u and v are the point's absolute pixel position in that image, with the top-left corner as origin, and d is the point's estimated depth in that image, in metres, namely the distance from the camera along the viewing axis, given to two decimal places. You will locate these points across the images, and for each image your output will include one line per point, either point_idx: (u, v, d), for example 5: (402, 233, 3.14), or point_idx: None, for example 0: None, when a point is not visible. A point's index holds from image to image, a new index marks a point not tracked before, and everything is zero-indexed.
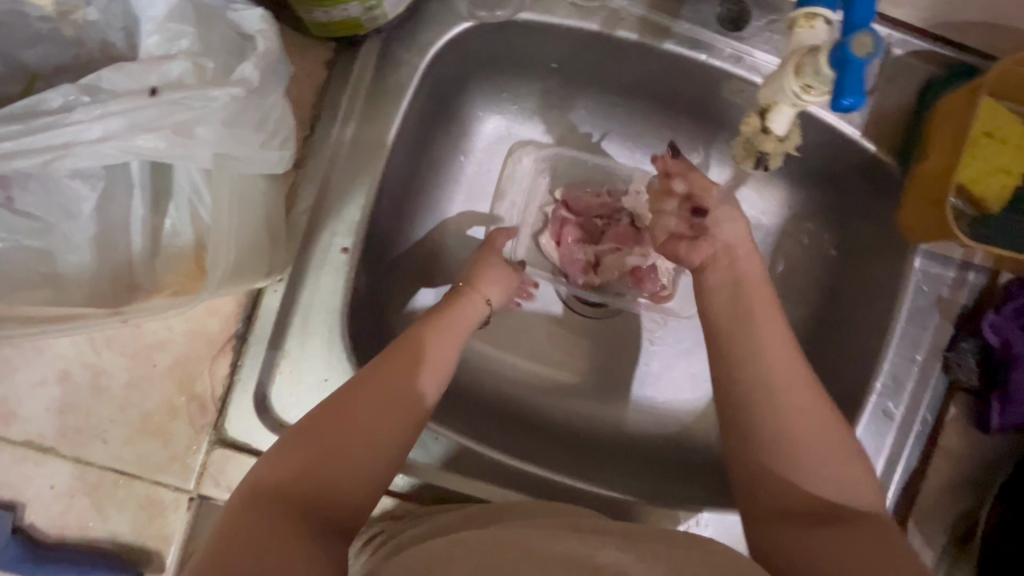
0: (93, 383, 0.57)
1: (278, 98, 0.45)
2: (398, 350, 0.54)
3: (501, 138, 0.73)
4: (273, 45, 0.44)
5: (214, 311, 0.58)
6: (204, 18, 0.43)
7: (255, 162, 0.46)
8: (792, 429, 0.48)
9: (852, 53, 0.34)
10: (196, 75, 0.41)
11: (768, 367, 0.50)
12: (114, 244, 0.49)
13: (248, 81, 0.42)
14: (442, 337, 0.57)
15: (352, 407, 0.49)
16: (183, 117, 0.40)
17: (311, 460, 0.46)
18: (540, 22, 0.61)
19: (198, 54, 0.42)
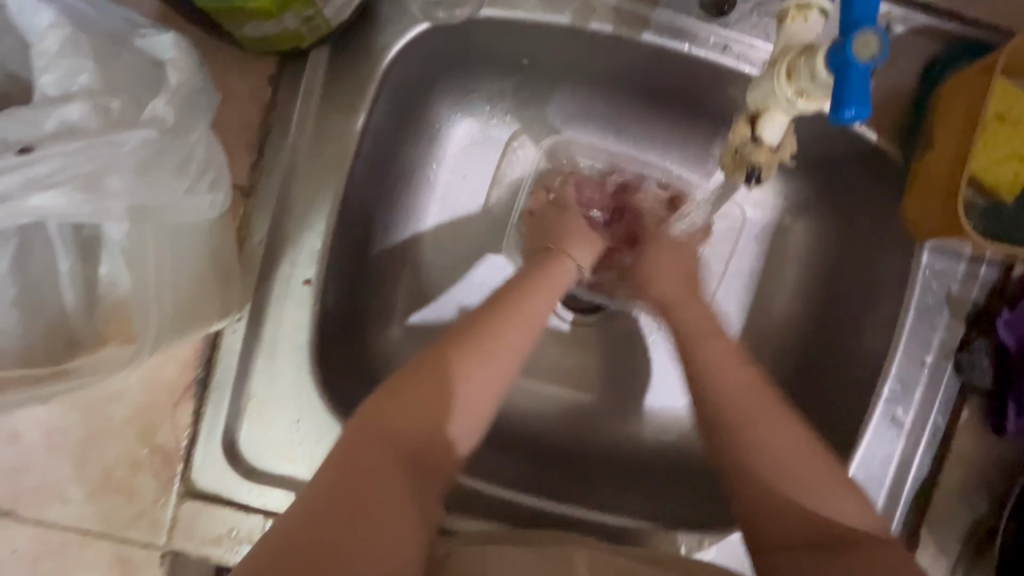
0: (47, 440, 0.53)
1: (201, 132, 0.44)
2: (473, 335, 0.50)
3: (477, 140, 0.68)
4: (187, 77, 0.42)
5: (171, 356, 0.54)
6: (103, 51, 0.40)
7: (184, 209, 0.43)
8: (766, 452, 0.48)
9: (854, 57, 0.29)
10: (99, 117, 0.38)
11: (720, 381, 0.51)
12: (45, 299, 0.44)
13: (162, 120, 0.40)
14: (523, 317, 0.52)
15: (417, 402, 0.46)
16: (89, 168, 0.37)
17: (412, 404, 0.45)
18: (504, 18, 0.56)
19: (100, 93, 0.38)
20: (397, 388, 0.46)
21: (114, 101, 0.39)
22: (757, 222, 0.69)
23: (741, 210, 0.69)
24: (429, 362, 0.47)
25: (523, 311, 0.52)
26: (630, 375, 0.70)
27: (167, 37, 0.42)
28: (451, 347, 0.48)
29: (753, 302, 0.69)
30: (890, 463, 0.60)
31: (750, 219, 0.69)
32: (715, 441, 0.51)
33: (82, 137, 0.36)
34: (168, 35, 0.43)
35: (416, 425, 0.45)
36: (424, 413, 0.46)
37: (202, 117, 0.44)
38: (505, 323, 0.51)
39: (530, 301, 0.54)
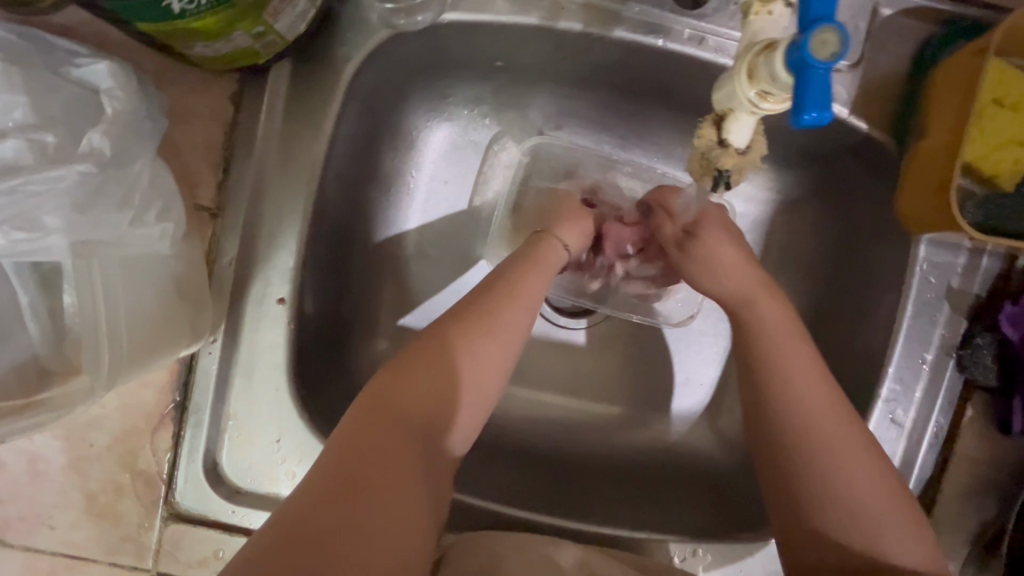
0: (30, 469, 0.53)
1: (147, 162, 0.44)
2: (477, 311, 0.47)
3: (456, 147, 0.65)
4: (124, 107, 0.43)
5: (148, 382, 0.54)
6: (38, 86, 0.41)
7: (133, 242, 0.43)
8: (845, 489, 0.44)
9: (812, 57, 0.27)
10: (34, 153, 0.40)
11: (807, 410, 0.46)
12: (9, 334, 0.44)
13: (98, 153, 0.41)
14: (528, 295, 0.49)
15: (422, 382, 0.43)
16: (28, 206, 0.39)
17: (407, 393, 0.43)
18: (470, 21, 0.54)
19: (34, 128, 0.40)
20: (398, 369, 0.44)
21: (50, 137, 0.40)
22: (748, 218, 0.67)
23: (732, 205, 0.66)
24: (431, 339, 0.45)
25: (527, 286, 0.50)
26: (629, 376, 0.68)
27: (102, 65, 0.43)
28: (452, 324, 0.46)
29: None
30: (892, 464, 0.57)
31: (740, 215, 0.67)
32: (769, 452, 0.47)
33: (20, 174, 0.38)
34: (103, 62, 0.43)
35: (422, 405, 0.43)
36: (433, 394, 0.43)
37: (149, 147, 0.44)
38: (513, 298, 0.48)
39: (533, 276, 0.51)
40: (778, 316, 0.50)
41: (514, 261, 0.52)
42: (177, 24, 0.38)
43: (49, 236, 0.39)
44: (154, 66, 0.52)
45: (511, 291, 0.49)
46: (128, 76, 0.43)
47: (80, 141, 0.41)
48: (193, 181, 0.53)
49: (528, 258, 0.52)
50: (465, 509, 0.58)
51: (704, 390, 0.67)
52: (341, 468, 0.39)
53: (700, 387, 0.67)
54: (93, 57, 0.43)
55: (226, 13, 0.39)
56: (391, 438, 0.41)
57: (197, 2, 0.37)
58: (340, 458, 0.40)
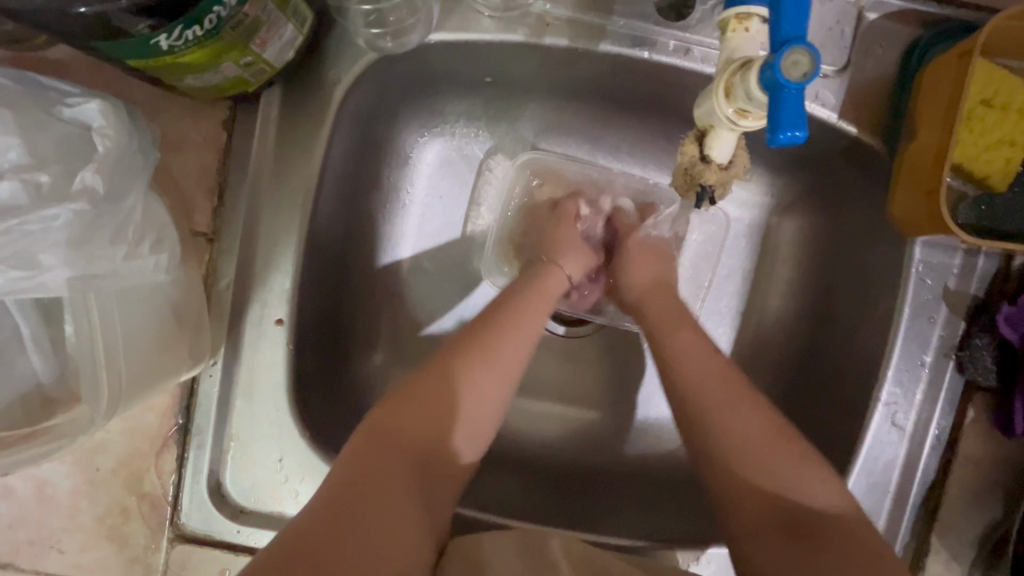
0: (38, 494, 0.54)
1: (138, 196, 0.45)
2: (482, 346, 0.49)
3: (449, 161, 0.65)
4: (116, 143, 0.44)
5: (150, 405, 0.55)
6: (32, 125, 0.42)
7: (128, 275, 0.44)
8: (742, 445, 0.47)
9: (784, 78, 0.28)
10: (28, 193, 0.40)
11: (692, 388, 0.50)
12: (11, 365, 0.45)
13: (92, 190, 0.42)
14: (528, 324, 0.52)
15: (419, 420, 0.45)
16: (23, 245, 0.39)
17: (421, 417, 0.45)
18: (456, 40, 0.54)
19: (28, 168, 0.41)
20: (396, 409, 0.45)
21: (44, 175, 0.41)
22: (744, 223, 0.67)
23: (726, 210, 0.66)
24: (450, 368, 0.48)
25: (535, 312, 0.52)
26: (630, 382, 0.68)
27: (92, 103, 0.44)
28: (449, 361, 0.48)
29: (746, 304, 0.66)
30: (894, 468, 0.57)
31: (734, 219, 0.67)
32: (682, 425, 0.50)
33: (15, 214, 0.39)
34: (94, 101, 0.44)
35: (423, 440, 0.45)
36: (439, 422, 0.45)
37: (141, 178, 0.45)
38: (509, 334, 0.50)
39: (538, 301, 0.54)
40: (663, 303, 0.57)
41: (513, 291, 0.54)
42: (167, 60, 0.39)
43: (47, 272, 0.40)
44: (148, 97, 0.53)
45: (507, 323, 0.51)
46: (120, 114, 0.45)
47: (73, 178, 0.41)
48: (188, 206, 0.54)
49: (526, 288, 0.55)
50: (465, 521, 0.58)
51: None
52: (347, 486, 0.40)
53: None
54: (85, 95, 0.44)
55: (213, 46, 0.40)
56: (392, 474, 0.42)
57: (185, 39, 0.38)
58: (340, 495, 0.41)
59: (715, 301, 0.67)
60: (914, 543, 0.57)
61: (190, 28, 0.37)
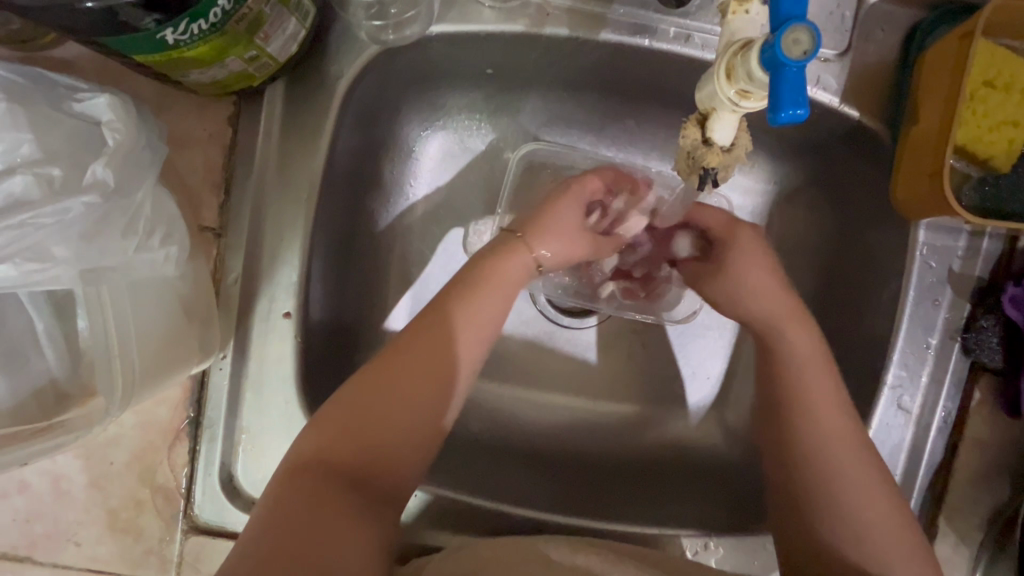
0: (54, 488, 0.55)
1: (148, 189, 0.46)
2: (409, 342, 0.48)
3: (452, 154, 0.66)
4: (126, 137, 0.44)
5: (162, 399, 0.55)
6: (41, 121, 0.43)
7: (139, 267, 0.45)
8: (859, 515, 0.46)
9: (785, 57, 0.28)
10: (40, 188, 0.41)
11: (831, 446, 0.48)
12: (25, 360, 0.46)
13: (104, 184, 0.42)
14: (476, 320, 0.50)
15: (357, 426, 0.45)
16: (36, 238, 0.40)
17: (347, 426, 0.45)
18: (457, 32, 0.55)
19: (39, 163, 0.42)
20: (337, 418, 0.45)
21: (56, 169, 0.42)
22: (747, 210, 0.67)
23: (729, 197, 0.66)
24: (374, 370, 0.47)
25: (473, 308, 0.50)
26: (636, 371, 0.68)
27: (102, 98, 0.44)
28: (379, 369, 0.47)
29: None
30: (901, 451, 0.57)
31: (738, 206, 0.67)
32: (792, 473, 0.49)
33: (28, 208, 0.40)
34: (102, 95, 0.44)
35: (355, 449, 0.45)
36: (374, 425, 0.45)
37: (150, 173, 0.46)
38: (452, 331, 0.49)
39: (485, 295, 0.51)
40: (808, 344, 0.52)
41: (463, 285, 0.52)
42: (172, 54, 0.39)
43: (58, 266, 0.41)
44: (153, 94, 0.53)
45: (450, 321, 0.49)
46: (128, 108, 0.45)
47: (85, 171, 0.42)
48: (195, 202, 0.54)
49: (481, 279, 0.52)
50: (471, 511, 0.58)
51: (710, 383, 0.68)
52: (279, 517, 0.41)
53: (707, 380, 0.68)
54: (92, 91, 0.45)
55: (218, 40, 0.40)
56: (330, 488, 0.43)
57: (190, 33, 0.38)
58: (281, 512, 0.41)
59: None
60: (921, 525, 0.58)
61: (195, 22, 0.37)
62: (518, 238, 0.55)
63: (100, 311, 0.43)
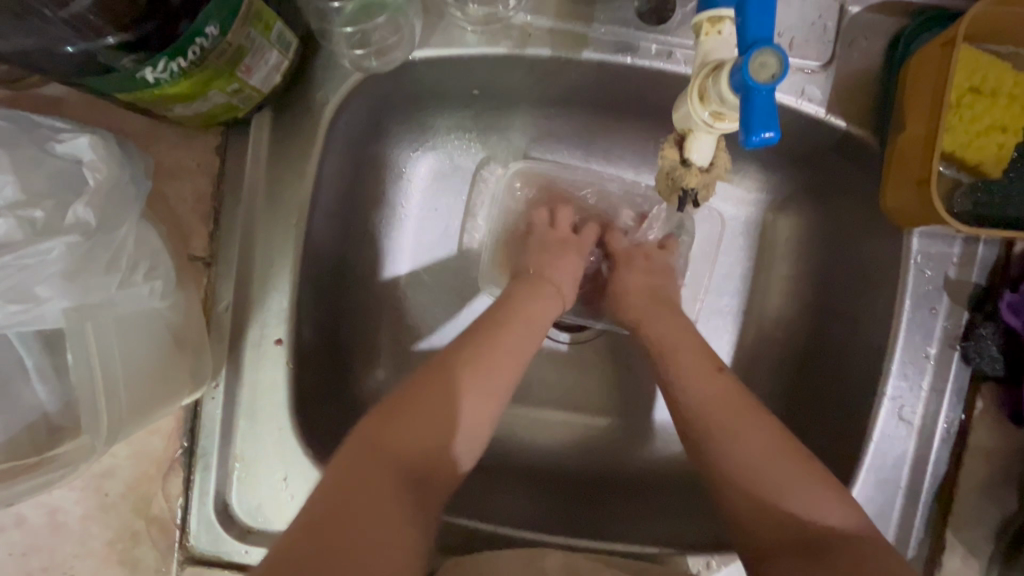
0: (50, 521, 0.55)
1: (131, 225, 0.46)
2: (478, 351, 0.50)
3: (442, 173, 0.66)
4: (106, 176, 0.45)
5: (156, 429, 0.55)
6: (21, 163, 0.43)
7: (123, 303, 0.45)
8: (749, 466, 0.47)
9: (752, 81, 0.29)
10: (24, 229, 0.41)
11: (704, 407, 0.50)
12: (16, 396, 0.46)
13: (86, 223, 0.43)
14: (518, 339, 0.52)
15: (416, 437, 0.45)
16: (20, 278, 0.41)
17: (418, 426, 0.45)
18: (439, 56, 0.55)
19: (23, 205, 0.42)
20: (375, 430, 0.45)
21: (38, 212, 0.42)
22: (738, 221, 0.67)
23: (721, 209, 0.66)
24: (445, 375, 0.48)
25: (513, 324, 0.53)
26: (634, 388, 0.68)
27: (83, 139, 0.45)
28: (452, 369, 0.49)
29: (747, 302, 0.66)
30: (904, 463, 0.56)
31: (730, 217, 0.67)
32: (691, 440, 0.50)
33: (12, 249, 0.41)
34: (83, 136, 0.45)
35: (418, 450, 0.45)
36: (433, 435, 0.46)
37: (133, 209, 0.47)
38: (500, 352, 0.51)
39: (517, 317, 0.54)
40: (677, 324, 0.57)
41: (502, 308, 0.55)
42: (153, 91, 0.39)
43: (43, 304, 0.42)
44: (139, 127, 0.54)
45: (491, 351, 0.50)
46: (110, 147, 0.46)
47: (66, 212, 0.43)
48: (185, 232, 0.55)
49: (514, 302, 0.56)
50: (469, 535, 0.57)
51: None
52: (337, 500, 0.40)
53: None
54: (74, 132, 0.46)
55: (199, 77, 0.40)
56: (382, 486, 0.42)
57: (169, 71, 0.38)
58: (318, 510, 0.40)
59: (715, 300, 0.67)
60: (929, 538, 0.56)
61: (174, 60, 0.37)
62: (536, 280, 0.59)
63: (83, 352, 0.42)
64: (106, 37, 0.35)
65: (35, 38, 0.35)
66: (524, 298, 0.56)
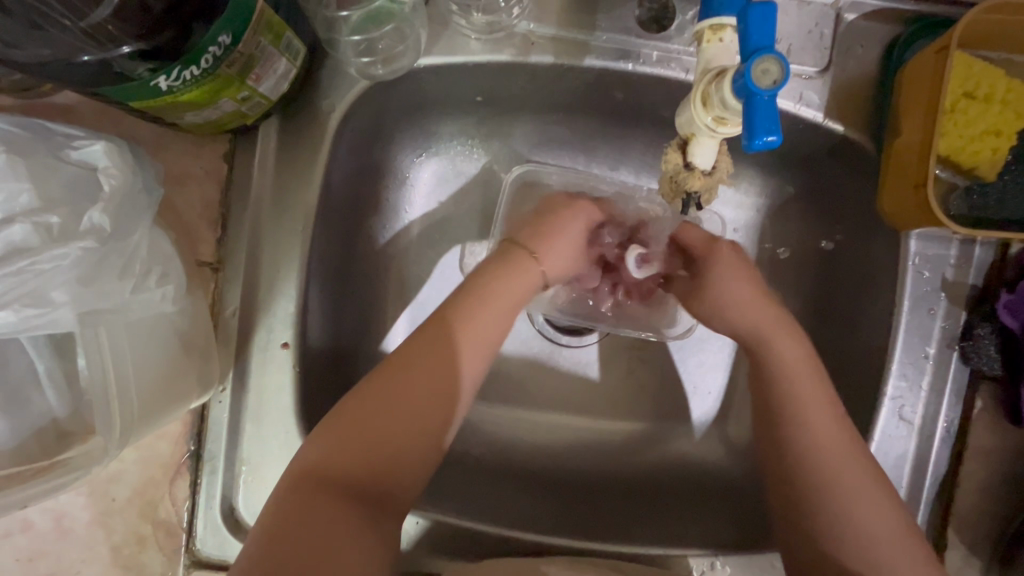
0: (57, 525, 0.55)
1: (144, 230, 0.47)
2: (420, 351, 0.49)
3: (446, 178, 0.67)
4: (121, 181, 0.45)
5: (162, 433, 0.56)
6: (38, 170, 0.44)
7: (135, 307, 0.46)
8: (856, 524, 0.46)
9: (755, 86, 0.30)
10: (39, 235, 0.42)
11: (822, 453, 0.48)
12: (26, 400, 0.46)
13: (100, 228, 0.43)
14: (467, 338, 0.50)
15: (357, 447, 0.45)
16: (36, 282, 0.41)
17: (357, 437, 0.45)
18: (444, 64, 0.56)
19: (39, 211, 0.43)
20: (306, 468, 0.44)
21: (54, 217, 0.43)
22: (739, 224, 0.68)
23: (721, 212, 0.67)
24: (382, 377, 0.47)
25: (474, 322, 0.51)
26: (636, 389, 0.68)
27: (99, 145, 0.45)
28: (391, 369, 0.47)
29: None
30: (904, 462, 0.57)
31: (730, 220, 0.68)
32: (793, 478, 0.49)
33: (28, 254, 0.41)
34: (99, 142, 0.46)
35: (360, 460, 0.45)
36: (375, 441, 0.45)
37: (146, 214, 0.47)
38: (450, 348, 0.49)
39: (486, 307, 0.51)
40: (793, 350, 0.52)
41: (462, 299, 0.52)
42: (167, 99, 0.40)
43: (56, 309, 0.42)
44: (148, 134, 0.54)
45: (425, 361, 0.48)
46: (124, 152, 0.46)
47: (82, 218, 0.43)
48: (193, 237, 0.55)
49: (489, 285, 0.52)
50: (474, 537, 0.58)
51: (711, 397, 0.68)
52: (285, 524, 0.41)
53: (708, 396, 0.68)
54: (89, 138, 0.46)
55: (211, 84, 0.41)
56: (326, 505, 0.42)
57: (183, 78, 0.39)
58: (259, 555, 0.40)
59: None
60: (930, 537, 0.57)
61: (188, 68, 0.38)
62: (525, 256, 0.55)
63: (98, 355, 0.44)
64: (122, 45, 0.36)
65: (52, 49, 0.36)
66: (486, 281, 0.52)
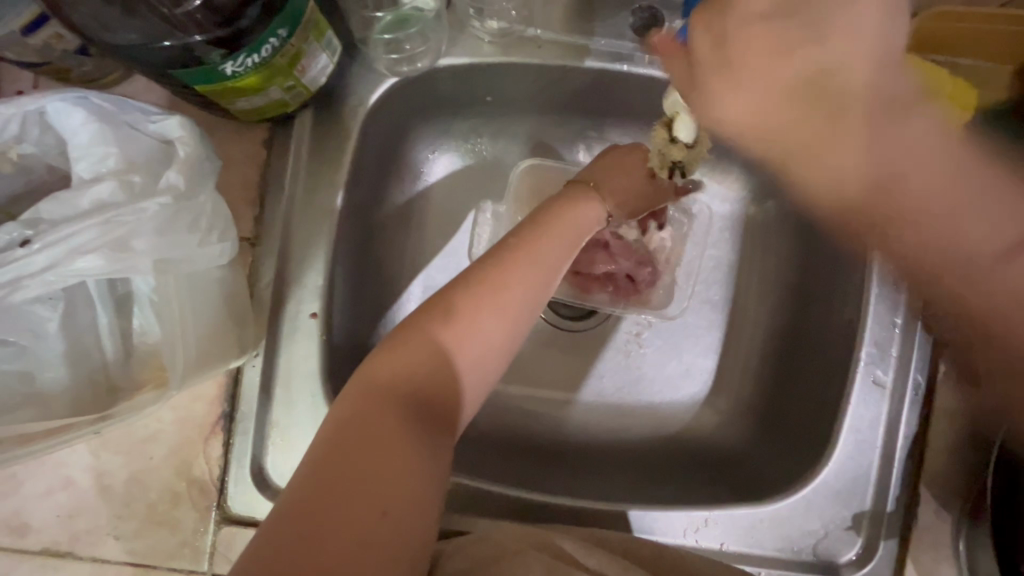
0: (96, 483, 0.59)
1: (208, 195, 0.53)
2: (486, 280, 0.51)
3: (458, 171, 0.73)
4: (192, 149, 0.53)
5: (199, 396, 0.60)
6: (121, 138, 0.51)
7: (197, 261, 0.54)
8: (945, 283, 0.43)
9: None
10: (123, 191, 0.49)
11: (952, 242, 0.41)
12: (86, 352, 0.55)
13: (175, 187, 0.51)
14: (530, 262, 0.53)
15: (413, 364, 0.47)
16: (121, 232, 0.48)
17: (418, 361, 0.47)
18: (459, 64, 0.63)
19: (124, 172, 0.50)
20: (363, 388, 0.45)
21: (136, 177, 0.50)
22: (724, 214, 0.76)
23: (709, 205, 0.75)
24: (439, 304, 0.50)
25: (537, 249, 0.54)
26: (638, 373, 0.73)
27: (174, 120, 0.52)
28: (448, 299, 0.50)
29: (733, 287, 0.74)
30: (878, 425, 0.62)
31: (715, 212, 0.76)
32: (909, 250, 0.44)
33: (117, 207, 0.48)
34: (175, 117, 0.52)
35: (421, 381, 0.46)
36: (431, 366, 0.47)
37: (210, 183, 0.54)
38: (516, 274, 0.52)
39: (547, 239, 0.55)
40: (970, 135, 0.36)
41: (524, 232, 0.56)
42: (228, 84, 0.47)
43: (136, 258, 0.49)
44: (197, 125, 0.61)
45: (489, 287, 0.50)
46: (195, 128, 0.53)
47: (160, 180, 0.50)
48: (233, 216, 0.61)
49: (543, 224, 0.56)
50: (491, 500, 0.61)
51: (704, 375, 0.73)
52: (344, 436, 0.43)
53: (701, 375, 0.73)
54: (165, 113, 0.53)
55: (266, 72, 0.48)
56: (388, 422, 0.44)
57: (245, 64, 0.46)
58: (319, 461, 0.41)
59: (706, 290, 0.75)
60: (906, 495, 0.62)
61: (251, 56, 0.45)
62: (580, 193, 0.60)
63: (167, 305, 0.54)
64: (195, 35, 0.42)
65: (141, 33, 0.41)
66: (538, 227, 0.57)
